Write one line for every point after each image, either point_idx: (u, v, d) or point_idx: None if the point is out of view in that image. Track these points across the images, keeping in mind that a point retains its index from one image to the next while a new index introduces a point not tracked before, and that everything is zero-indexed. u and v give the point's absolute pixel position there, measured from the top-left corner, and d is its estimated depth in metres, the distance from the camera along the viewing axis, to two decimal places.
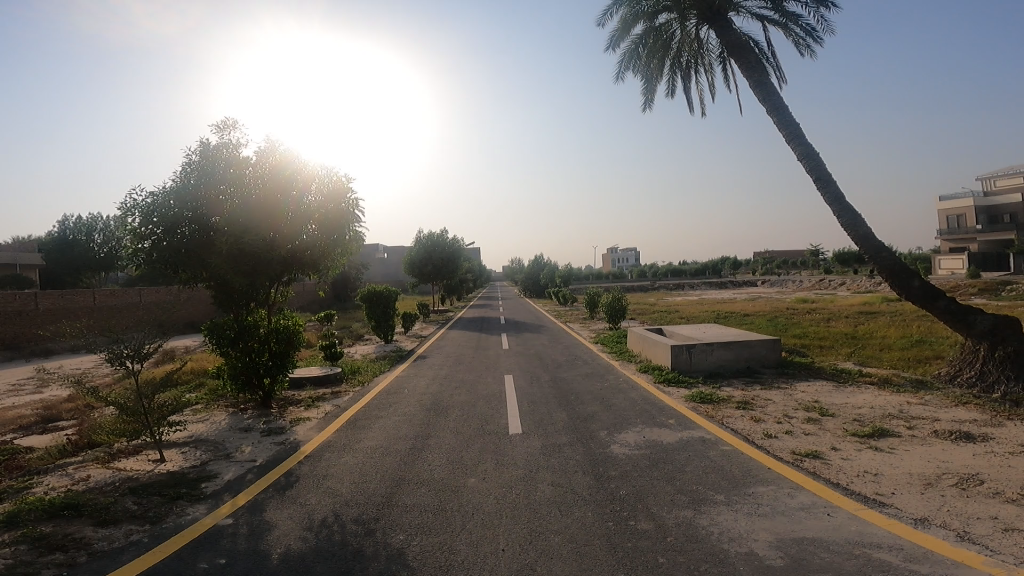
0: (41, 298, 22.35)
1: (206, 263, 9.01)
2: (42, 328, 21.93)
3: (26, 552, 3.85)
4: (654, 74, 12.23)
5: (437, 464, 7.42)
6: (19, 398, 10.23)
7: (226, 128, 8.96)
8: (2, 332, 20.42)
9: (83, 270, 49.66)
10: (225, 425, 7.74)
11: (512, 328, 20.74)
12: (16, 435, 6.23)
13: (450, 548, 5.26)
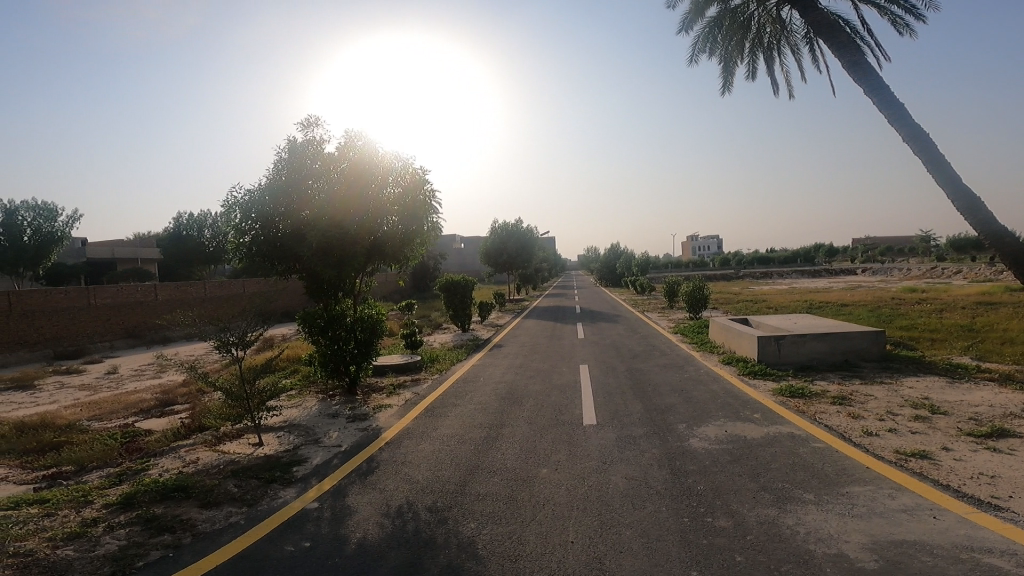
0: (159, 291, 24.85)
1: (298, 257, 9.70)
2: (160, 317, 24.42)
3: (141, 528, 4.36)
4: (731, 57, 11.42)
5: (510, 453, 7.62)
6: (143, 383, 11.54)
7: (311, 126, 9.44)
8: (128, 321, 22.93)
9: (195, 261, 54.05)
10: (315, 411, 8.35)
11: (587, 317, 20.56)
12: (140, 418, 7.07)
13: (519, 538, 5.42)
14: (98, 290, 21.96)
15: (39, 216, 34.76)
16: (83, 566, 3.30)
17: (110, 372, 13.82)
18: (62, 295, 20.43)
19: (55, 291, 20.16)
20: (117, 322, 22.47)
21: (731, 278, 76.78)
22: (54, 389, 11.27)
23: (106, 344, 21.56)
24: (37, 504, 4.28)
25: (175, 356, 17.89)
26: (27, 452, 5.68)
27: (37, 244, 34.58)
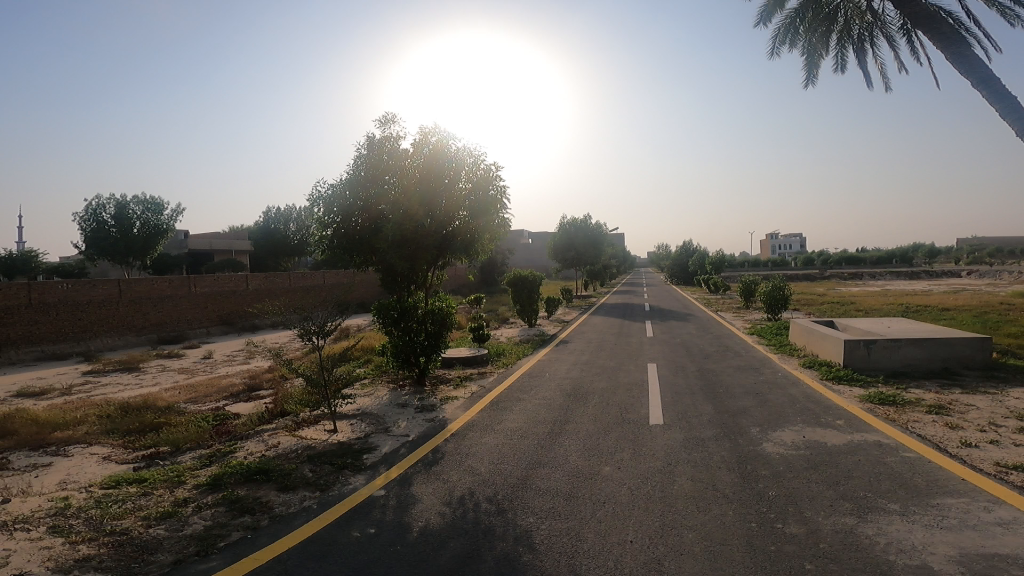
0: (249, 281, 26.58)
1: (375, 251, 10.07)
2: (250, 306, 26.22)
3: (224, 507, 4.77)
4: (815, 50, 10.68)
5: (573, 450, 7.66)
6: (234, 369, 12.51)
7: (388, 122, 9.75)
8: (221, 309, 24.68)
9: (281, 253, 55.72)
10: (386, 401, 8.77)
11: (657, 315, 20.13)
12: (230, 402, 7.74)
13: (578, 535, 5.43)
14: (197, 279, 23.73)
15: (147, 209, 37.79)
16: (171, 544, 3.69)
17: (205, 357, 15.09)
18: (165, 283, 22.21)
19: (159, 280, 21.93)
20: (212, 309, 24.25)
21: (815, 279, 72.20)
22: (157, 372, 12.51)
23: (203, 329, 23.36)
24: (138, 483, 4.82)
25: (263, 343, 19.22)
26: (133, 431, 6.38)
27: (145, 235, 37.66)
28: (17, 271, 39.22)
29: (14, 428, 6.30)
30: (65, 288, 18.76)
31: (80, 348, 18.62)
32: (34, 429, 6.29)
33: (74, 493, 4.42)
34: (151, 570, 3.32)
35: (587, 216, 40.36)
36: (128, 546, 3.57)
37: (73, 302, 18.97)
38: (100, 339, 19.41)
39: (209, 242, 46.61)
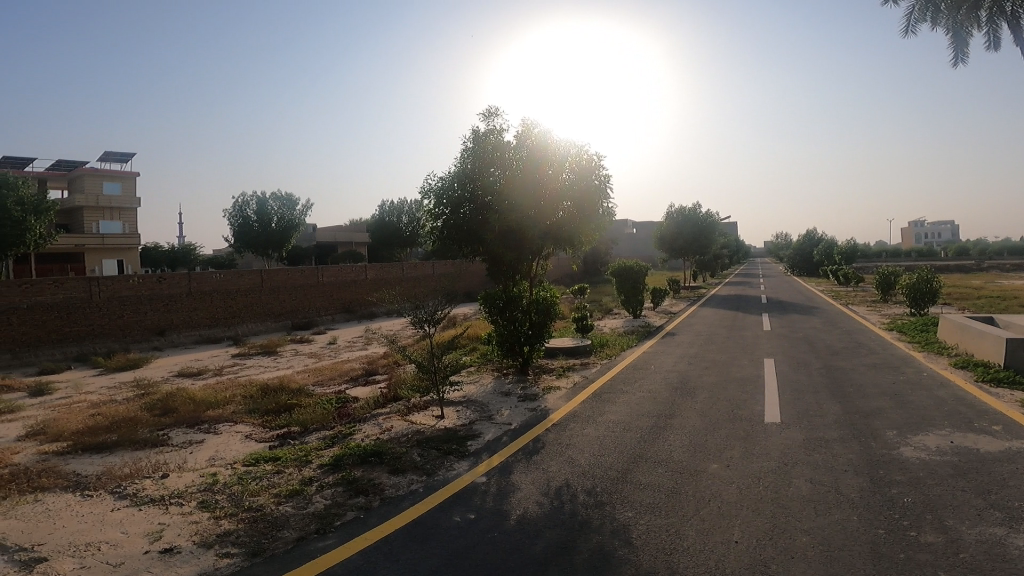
0: (368, 272, 28.55)
1: (481, 240, 10.37)
2: (370, 295, 28.21)
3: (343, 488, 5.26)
4: (959, 28, 9.54)
5: (677, 446, 7.46)
6: (354, 354, 13.63)
7: (493, 115, 9.92)
8: (344, 297, 26.78)
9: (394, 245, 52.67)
10: (490, 388, 9.16)
11: (776, 308, 18.88)
12: (351, 386, 8.57)
13: (678, 532, 5.25)
14: (325, 270, 25.94)
15: (284, 206, 41.25)
16: (296, 521, 4.19)
17: (331, 343, 16.54)
18: (298, 274, 24.67)
19: (292, 271, 24.22)
20: (337, 298, 26.40)
21: (970, 270, 63.33)
22: (291, 356, 13.96)
23: (329, 316, 25.49)
24: (272, 461, 5.51)
25: (383, 330, 20.59)
26: (269, 411, 7.26)
27: (282, 229, 41.13)
28: (179, 262, 45.40)
29: (177, 406, 7.42)
30: (218, 278, 21.27)
31: (229, 332, 21.16)
32: (192, 408, 7.36)
33: (221, 470, 5.17)
34: (279, 544, 3.81)
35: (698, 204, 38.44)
36: (260, 521, 4.12)
37: (225, 290, 21.50)
38: (244, 324, 21.90)
39: (333, 235, 50.16)
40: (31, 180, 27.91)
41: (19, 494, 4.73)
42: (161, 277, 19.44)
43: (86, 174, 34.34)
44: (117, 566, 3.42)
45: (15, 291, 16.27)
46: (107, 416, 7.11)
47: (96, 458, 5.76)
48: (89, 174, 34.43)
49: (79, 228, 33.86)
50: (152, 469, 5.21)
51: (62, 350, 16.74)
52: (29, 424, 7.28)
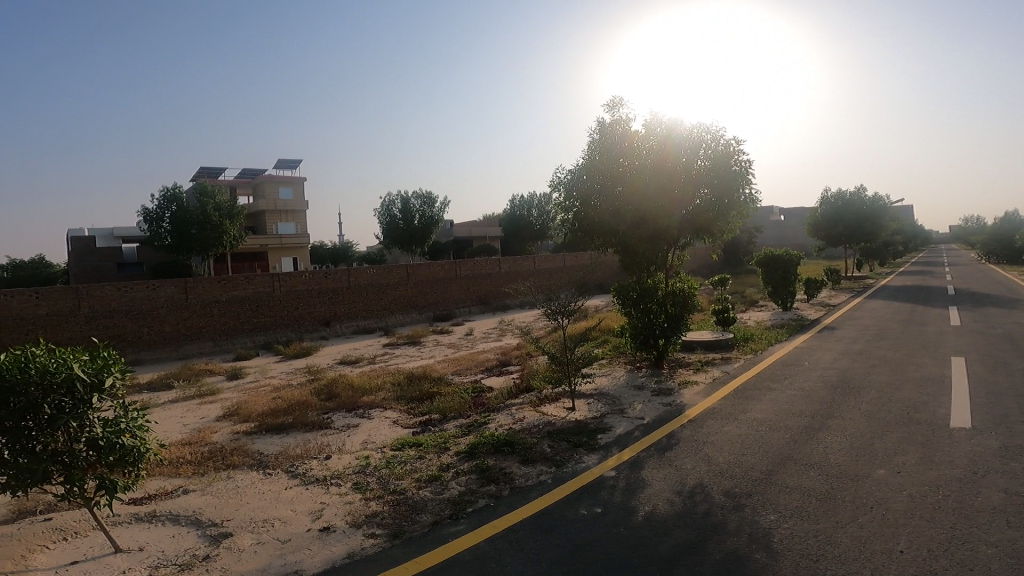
0: (502, 264, 29.40)
1: (614, 231, 10.39)
2: (505, 287, 29.22)
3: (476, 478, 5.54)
4: None
5: (834, 448, 6.70)
6: (490, 345, 14.32)
7: (618, 105, 9.78)
8: (482, 289, 28.00)
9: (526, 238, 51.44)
10: (622, 382, 9.20)
11: (963, 301, 16.37)
12: (486, 377, 9.48)
13: (828, 537, 4.67)
14: (462, 263, 27.23)
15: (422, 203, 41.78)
16: (433, 506, 4.62)
17: (469, 334, 17.45)
18: (438, 267, 26.02)
19: (435, 265, 25.86)
20: (473, 290, 27.61)
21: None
22: (434, 346, 14.97)
23: (466, 308, 26.88)
24: (416, 447, 6.12)
25: (518, 322, 21.18)
26: (414, 399, 8.10)
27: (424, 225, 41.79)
28: (340, 259, 50.26)
29: (338, 392, 8.45)
30: (371, 273, 23.34)
31: (381, 323, 23.24)
32: (350, 393, 8.34)
33: (371, 454, 5.91)
34: (416, 528, 4.25)
35: (861, 187, 34.40)
36: (402, 505, 4.62)
37: (377, 284, 23.55)
38: (394, 316, 23.88)
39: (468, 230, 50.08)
40: (223, 186, 31.97)
41: (216, 471, 5.92)
42: (325, 273, 21.79)
43: (266, 181, 39.28)
44: (286, 541, 4.10)
45: (215, 285, 19.03)
46: (284, 400, 8.30)
47: (275, 438, 6.83)
48: (269, 181, 39.39)
49: (262, 229, 39.02)
50: (317, 452, 6.16)
51: (251, 339, 19.60)
52: (227, 405, 8.72)
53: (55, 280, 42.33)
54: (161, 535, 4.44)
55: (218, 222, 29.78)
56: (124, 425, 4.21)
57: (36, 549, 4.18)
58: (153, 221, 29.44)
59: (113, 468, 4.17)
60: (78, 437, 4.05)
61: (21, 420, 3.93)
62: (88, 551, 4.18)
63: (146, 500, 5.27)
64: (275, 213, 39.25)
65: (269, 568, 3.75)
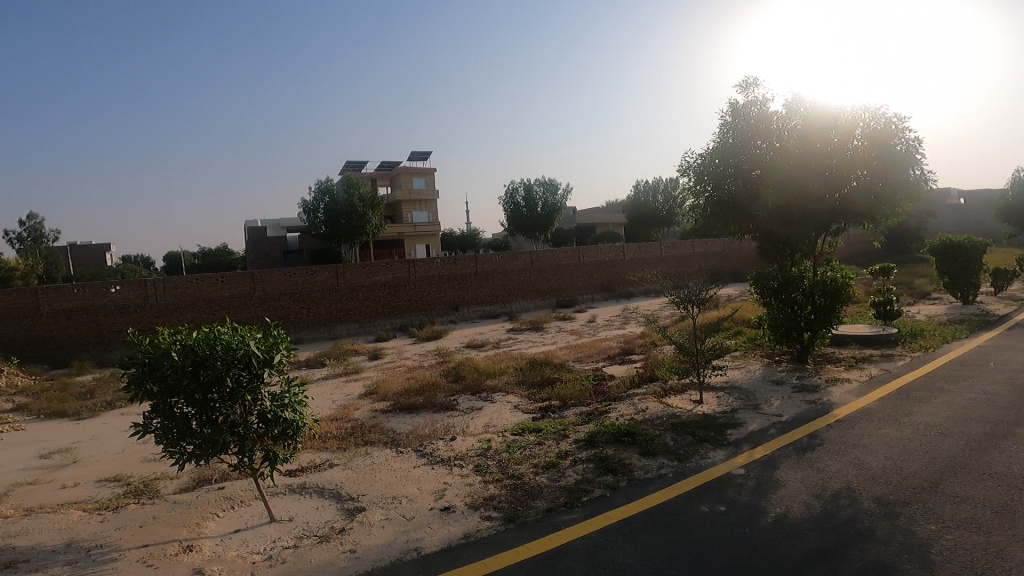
0: (628, 251, 28.76)
1: (751, 215, 9.89)
2: (630, 274, 28.63)
3: (595, 470, 5.41)
4: None
5: (1022, 461, 5.65)
6: (612, 333, 14.18)
7: (750, 85, 9.11)
8: (606, 276, 27.69)
9: (651, 224, 47.88)
10: (759, 375, 8.70)
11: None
12: (608, 365, 9.47)
13: (1003, 552, 3.99)
14: (586, 250, 27.00)
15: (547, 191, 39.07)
16: (548, 493, 4.74)
17: (592, 321, 17.37)
18: (562, 254, 26.09)
19: (559, 252, 25.98)
20: (596, 278, 27.35)
21: None
22: (556, 333, 15.11)
23: (589, 295, 26.77)
24: (536, 432, 6.27)
25: (643, 310, 20.67)
26: (535, 384, 8.35)
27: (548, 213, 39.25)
28: (467, 245, 52.08)
29: (464, 374, 8.94)
30: (496, 259, 24.02)
31: (505, 309, 23.92)
32: (475, 376, 8.80)
33: (493, 437, 6.22)
34: (531, 513, 4.40)
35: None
36: (518, 490, 4.78)
37: (502, 271, 24.21)
38: (518, 301, 24.44)
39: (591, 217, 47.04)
40: (365, 178, 34.46)
41: (356, 447, 6.57)
42: (455, 259, 22.83)
43: (401, 172, 41.04)
44: (411, 518, 4.50)
45: (359, 271, 20.78)
46: (416, 380, 8.92)
47: (407, 417, 7.39)
48: (404, 172, 41.16)
49: (399, 219, 41.17)
50: (443, 432, 6.61)
51: (390, 321, 21.16)
52: (367, 384, 9.57)
53: (233, 265, 48.66)
54: (307, 507, 5.10)
55: (364, 213, 32.43)
56: (286, 400, 4.91)
57: (208, 517, 4.98)
58: (311, 213, 32.77)
59: (276, 441, 4.89)
60: (251, 410, 4.73)
61: (208, 393, 4.55)
62: (247, 521, 4.91)
63: (298, 471, 6.00)
64: (410, 202, 41.17)
65: (393, 543, 4.13)
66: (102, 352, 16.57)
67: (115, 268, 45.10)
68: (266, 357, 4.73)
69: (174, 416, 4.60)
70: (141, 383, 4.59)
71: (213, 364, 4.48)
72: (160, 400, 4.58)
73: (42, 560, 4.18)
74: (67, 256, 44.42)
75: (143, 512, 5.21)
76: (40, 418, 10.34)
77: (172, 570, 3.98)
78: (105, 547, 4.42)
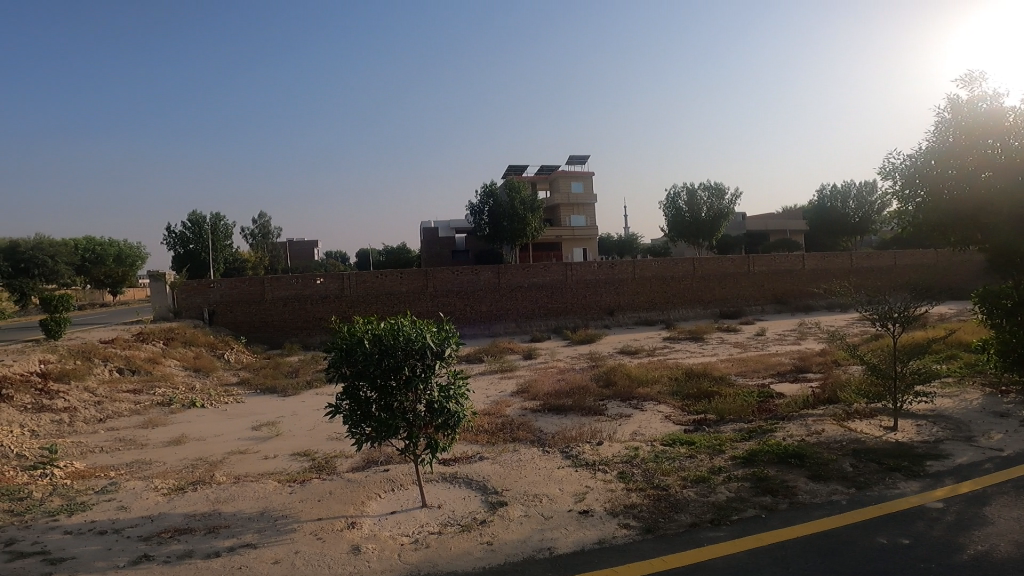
0: (808, 260, 25.94)
1: (983, 229, 7.66)
2: (809, 287, 25.81)
3: (746, 490, 4.66)
4: None
5: None
6: (785, 349, 12.82)
7: (975, 80, 7.68)
8: (779, 287, 25.28)
9: (838, 232, 41.59)
10: (976, 406, 7.24)
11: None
12: (776, 382, 8.61)
13: None
14: (756, 259, 24.90)
15: (713, 195, 36.04)
16: (694, 507, 4.39)
17: (761, 334, 15.96)
18: (729, 262, 24.38)
19: (726, 259, 24.32)
20: (768, 288, 25.07)
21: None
22: (718, 344, 14.13)
23: (759, 308, 24.66)
24: (688, 445, 5.88)
25: (822, 327, 18.51)
26: (691, 396, 7.93)
27: (712, 219, 36.14)
28: (626, 250, 50.96)
29: (616, 379, 8.78)
30: (656, 265, 23.20)
31: (663, 317, 23.04)
32: (626, 382, 8.61)
33: (642, 446, 5.98)
34: (672, 526, 4.10)
35: None
36: (662, 501, 4.51)
37: (662, 277, 23.30)
38: (677, 309, 23.36)
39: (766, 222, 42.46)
40: (527, 183, 35.43)
41: (504, 442, 6.72)
42: (612, 263, 22.53)
43: (560, 176, 39.20)
44: (549, 518, 4.48)
45: (519, 271, 21.49)
46: (567, 382, 8.92)
47: (556, 418, 7.42)
48: (563, 176, 39.22)
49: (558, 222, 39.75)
50: (590, 436, 6.50)
51: (545, 323, 21.51)
52: (520, 382, 9.80)
53: (409, 262, 53.41)
54: (455, 496, 5.32)
55: (523, 214, 33.44)
56: (451, 392, 5.15)
57: (372, 497, 5.42)
58: (476, 214, 34.68)
59: (439, 430, 5.17)
60: (421, 398, 5.05)
61: (389, 379, 4.92)
62: (403, 504, 5.26)
63: (452, 461, 6.29)
64: (569, 206, 39.43)
65: (528, 540, 4.15)
66: (305, 336, 19.10)
67: (318, 262, 51.84)
68: (439, 350, 4.98)
69: (359, 399, 5.01)
70: (337, 366, 5.01)
71: (395, 353, 4.86)
72: (350, 382, 5.02)
73: (238, 528, 4.80)
74: (284, 252, 52.12)
75: (322, 488, 5.79)
76: (257, 391, 12.25)
77: (337, 543, 4.39)
78: (290, 518, 4.97)
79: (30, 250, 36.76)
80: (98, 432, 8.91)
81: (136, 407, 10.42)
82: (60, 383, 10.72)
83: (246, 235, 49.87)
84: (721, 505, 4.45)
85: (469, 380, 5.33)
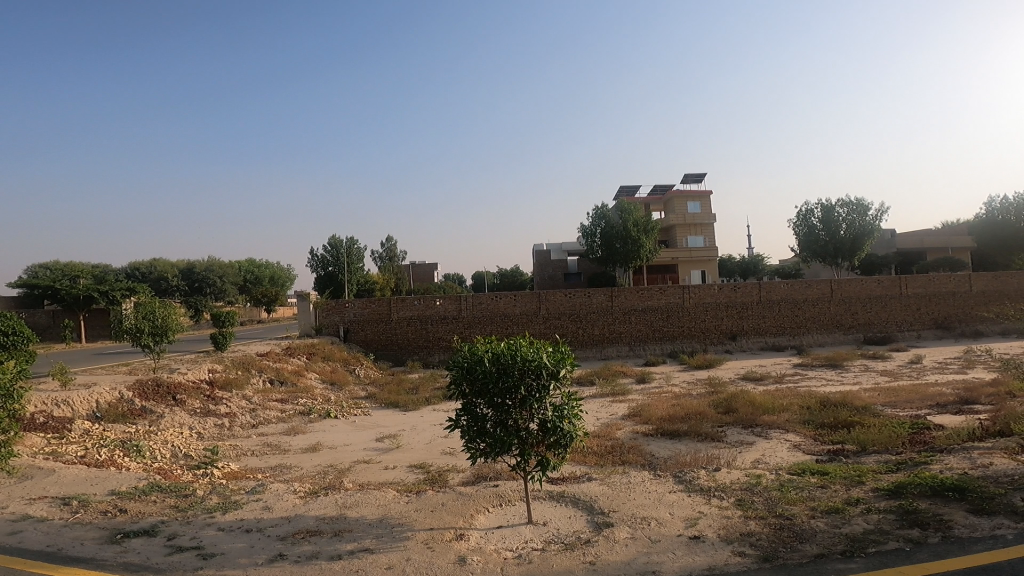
0: (975, 281, 22.65)
1: None
2: (978, 310, 22.48)
3: (889, 523, 4.07)
4: None
5: None
6: (944, 378, 11.22)
7: None
8: (938, 311, 22.27)
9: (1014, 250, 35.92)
10: None
11: None
12: (934, 414, 7.50)
13: None
14: (910, 280, 22.15)
15: (853, 211, 32.91)
16: (823, 538, 3.90)
17: (914, 363, 14.12)
18: (875, 283, 21.95)
19: (870, 280, 21.94)
20: (926, 312, 22.18)
21: None
22: (861, 372, 12.70)
23: (914, 333, 21.91)
24: (820, 475, 5.28)
25: (994, 356, 15.97)
26: (826, 426, 7.18)
27: (853, 236, 32.88)
28: (750, 272, 47.89)
29: (737, 407, 8.22)
30: (786, 288, 21.53)
31: (795, 342, 21.28)
32: (749, 410, 8.02)
33: (765, 474, 5.48)
34: (794, 556, 3.68)
35: None
36: (786, 531, 4.07)
37: (793, 300, 21.52)
38: (811, 334, 21.44)
39: (920, 239, 37.88)
40: (638, 203, 34.61)
41: (613, 465, 6.46)
42: (735, 286, 21.26)
43: (675, 196, 37.84)
44: (657, 541, 4.20)
45: (634, 294, 20.96)
46: (682, 408, 8.44)
47: (668, 443, 7.07)
48: (678, 196, 37.80)
49: (673, 243, 38.06)
50: (705, 462, 6.09)
51: (660, 347, 20.76)
52: (633, 406, 9.44)
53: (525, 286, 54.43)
54: (562, 514, 5.16)
55: (637, 236, 32.75)
56: (565, 411, 4.91)
57: (481, 510, 5.37)
58: (588, 236, 34.49)
59: (551, 449, 4.95)
60: (535, 416, 4.84)
61: (505, 398, 4.79)
62: (510, 519, 5.19)
63: (559, 480, 6.14)
64: (686, 226, 37.88)
65: (632, 562, 3.89)
66: (425, 354, 19.97)
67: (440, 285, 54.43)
68: (555, 370, 4.77)
69: (476, 415, 4.92)
70: (457, 384, 4.96)
71: (513, 372, 4.71)
72: (467, 399, 4.94)
73: (360, 533, 4.87)
74: (410, 274, 55.53)
75: (435, 498, 5.81)
76: (382, 405, 12.93)
77: (444, 553, 4.37)
78: (404, 526, 4.98)
79: (203, 272, 43.25)
80: (251, 436, 9.91)
81: (282, 415, 11.44)
82: (223, 391, 12.08)
83: (376, 257, 53.83)
84: (855, 537, 3.92)
85: (581, 399, 5.08)
